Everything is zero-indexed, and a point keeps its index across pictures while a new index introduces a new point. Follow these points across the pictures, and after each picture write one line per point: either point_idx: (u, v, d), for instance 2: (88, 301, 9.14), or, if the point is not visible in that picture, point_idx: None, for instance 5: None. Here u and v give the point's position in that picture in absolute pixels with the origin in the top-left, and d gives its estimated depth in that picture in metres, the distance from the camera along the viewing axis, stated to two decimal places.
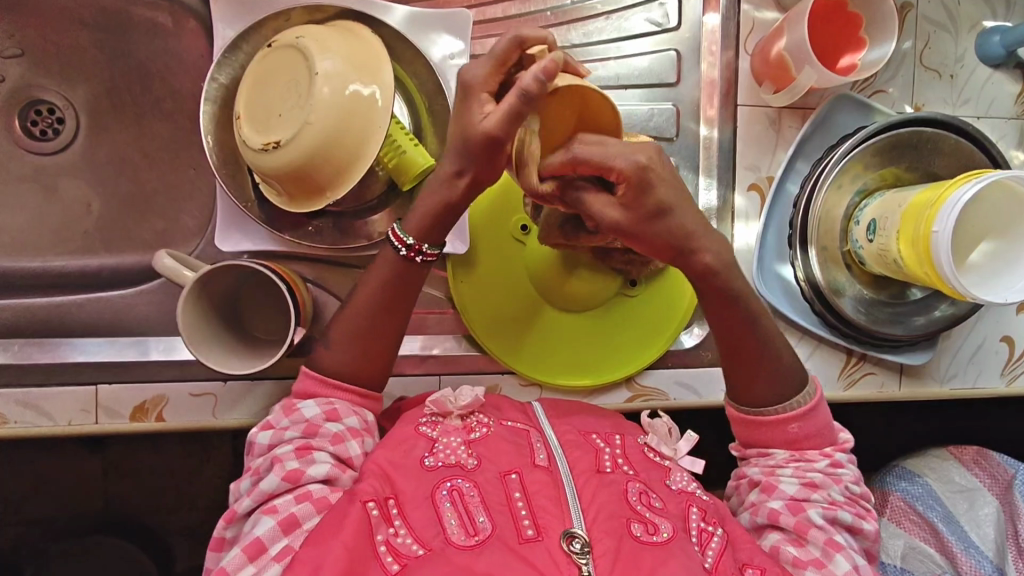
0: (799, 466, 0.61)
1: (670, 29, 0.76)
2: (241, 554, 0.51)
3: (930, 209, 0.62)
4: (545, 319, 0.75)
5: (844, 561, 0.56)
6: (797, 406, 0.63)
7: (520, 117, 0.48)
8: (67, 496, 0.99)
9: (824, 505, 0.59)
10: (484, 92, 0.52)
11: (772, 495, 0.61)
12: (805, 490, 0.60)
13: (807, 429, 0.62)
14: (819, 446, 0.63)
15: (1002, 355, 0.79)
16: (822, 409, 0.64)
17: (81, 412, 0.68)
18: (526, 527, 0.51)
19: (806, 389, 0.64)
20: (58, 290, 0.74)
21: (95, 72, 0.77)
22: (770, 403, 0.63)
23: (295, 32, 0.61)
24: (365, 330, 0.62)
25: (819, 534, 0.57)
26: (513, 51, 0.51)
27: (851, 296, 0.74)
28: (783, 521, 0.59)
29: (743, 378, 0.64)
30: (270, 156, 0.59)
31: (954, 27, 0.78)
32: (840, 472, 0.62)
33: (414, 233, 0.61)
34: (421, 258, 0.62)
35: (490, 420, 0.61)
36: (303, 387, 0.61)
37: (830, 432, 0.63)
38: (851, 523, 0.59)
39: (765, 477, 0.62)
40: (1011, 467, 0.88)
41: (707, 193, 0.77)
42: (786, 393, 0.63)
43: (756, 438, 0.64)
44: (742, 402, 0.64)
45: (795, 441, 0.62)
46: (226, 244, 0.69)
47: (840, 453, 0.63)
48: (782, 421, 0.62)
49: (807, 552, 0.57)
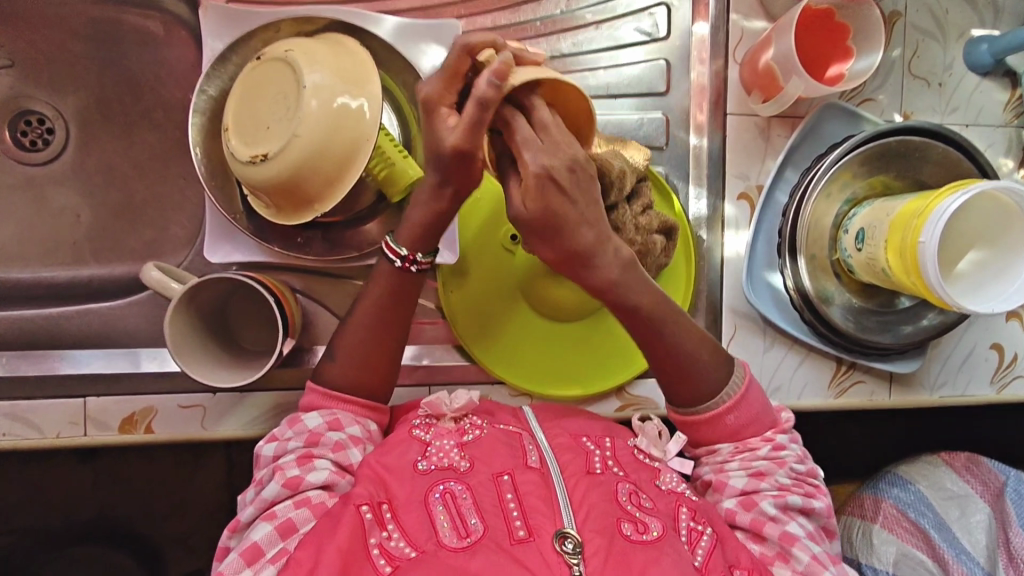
0: (744, 457, 0.61)
1: (660, 39, 0.76)
2: (240, 558, 0.51)
3: (917, 219, 0.62)
4: (535, 330, 0.75)
5: (804, 553, 0.56)
6: (731, 394, 0.62)
7: (481, 125, 0.47)
8: (59, 505, 0.99)
9: (774, 494, 0.59)
10: (443, 104, 0.50)
11: (724, 493, 0.61)
12: (753, 481, 0.60)
13: (743, 419, 0.62)
14: (760, 431, 0.62)
15: (992, 362, 0.80)
16: (754, 393, 0.63)
17: (69, 425, 0.68)
18: (518, 527, 0.51)
19: (735, 374, 0.63)
20: (48, 300, 0.74)
21: (84, 82, 0.77)
22: (704, 400, 0.62)
23: (284, 44, 0.61)
24: (354, 346, 0.62)
25: (775, 529, 0.57)
26: (465, 60, 0.49)
27: (840, 304, 0.74)
28: (740, 519, 0.59)
29: (688, 386, 0.62)
30: (259, 168, 0.59)
31: (942, 36, 0.78)
32: (783, 455, 0.61)
33: (407, 244, 0.61)
34: (415, 268, 0.62)
35: (483, 422, 0.62)
36: (309, 402, 0.61)
37: (766, 414, 0.63)
38: (803, 505, 0.59)
39: (714, 476, 0.62)
40: (1002, 474, 0.89)
41: (698, 202, 0.77)
42: (721, 380, 0.62)
43: (703, 438, 0.63)
44: (680, 405, 0.63)
45: (736, 433, 0.62)
46: (215, 256, 0.69)
47: (781, 435, 0.62)
48: (719, 414, 0.61)
49: (769, 548, 0.58)
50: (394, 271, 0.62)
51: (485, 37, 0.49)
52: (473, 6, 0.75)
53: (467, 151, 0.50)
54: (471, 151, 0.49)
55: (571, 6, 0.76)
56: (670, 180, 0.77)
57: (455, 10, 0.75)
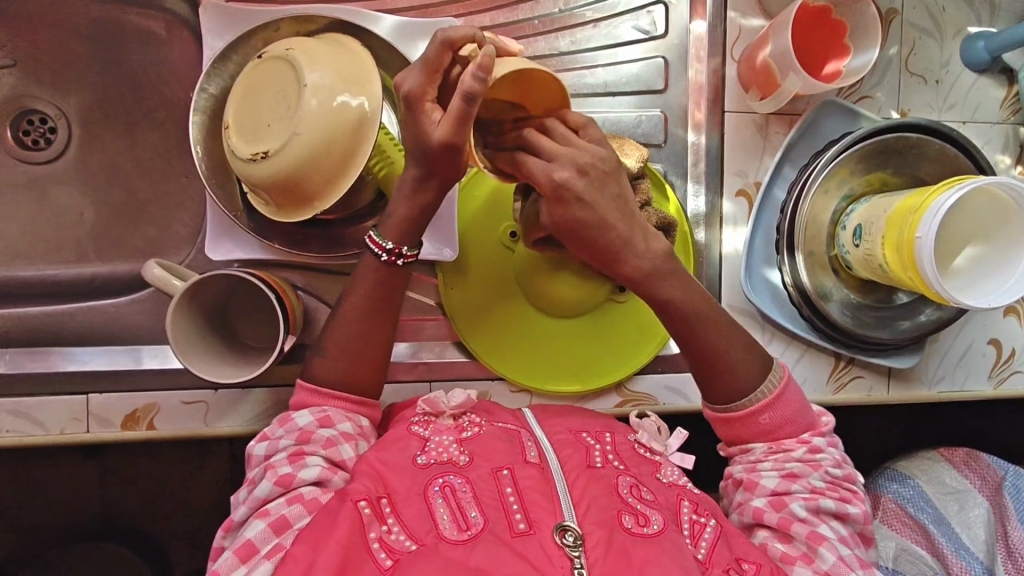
0: (777, 458, 0.61)
1: (658, 37, 0.77)
2: (234, 556, 0.51)
3: (913, 215, 0.62)
4: (536, 326, 0.75)
5: (830, 553, 0.56)
6: (765, 394, 0.62)
7: (466, 117, 0.50)
8: (62, 503, 0.99)
9: (806, 497, 0.59)
10: (428, 99, 0.53)
11: (755, 493, 0.61)
12: (786, 482, 0.60)
13: (778, 419, 0.62)
14: (794, 433, 0.62)
15: (990, 357, 0.80)
16: (793, 393, 0.63)
17: (72, 421, 0.68)
18: (519, 521, 0.51)
19: (773, 373, 0.64)
20: (51, 298, 0.74)
21: (86, 81, 0.77)
22: (742, 396, 0.63)
23: (284, 43, 0.61)
24: (357, 342, 0.63)
25: (803, 528, 0.57)
26: (447, 53, 0.52)
27: (838, 300, 0.75)
28: (767, 518, 0.59)
29: (726, 382, 0.63)
30: (259, 166, 0.59)
31: (938, 33, 0.78)
32: (819, 458, 0.61)
33: (392, 238, 0.62)
34: (400, 261, 0.63)
35: (482, 420, 0.62)
36: (298, 398, 0.61)
37: (803, 417, 0.63)
38: (836, 509, 0.59)
39: (747, 475, 0.62)
40: (1000, 468, 0.89)
41: (695, 199, 0.78)
42: (757, 379, 0.63)
43: (738, 436, 0.64)
44: (718, 403, 0.64)
45: (772, 432, 0.62)
46: (216, 254, 0.70)
47: (817, 438, 0.62)
48: (754, 413, 0.62)
49: (795, 547, 0.57)
50: (380, 266, 0.63)
51: (464, 32, 0.52)
52: (471, 5, 0.76)
53: (457, 144, 0.52)
54: (460, 142, 0.52)
55: (569, 5, 0.76)
56: (668, 177, 0.77)
57: (454, 9, 0.76)
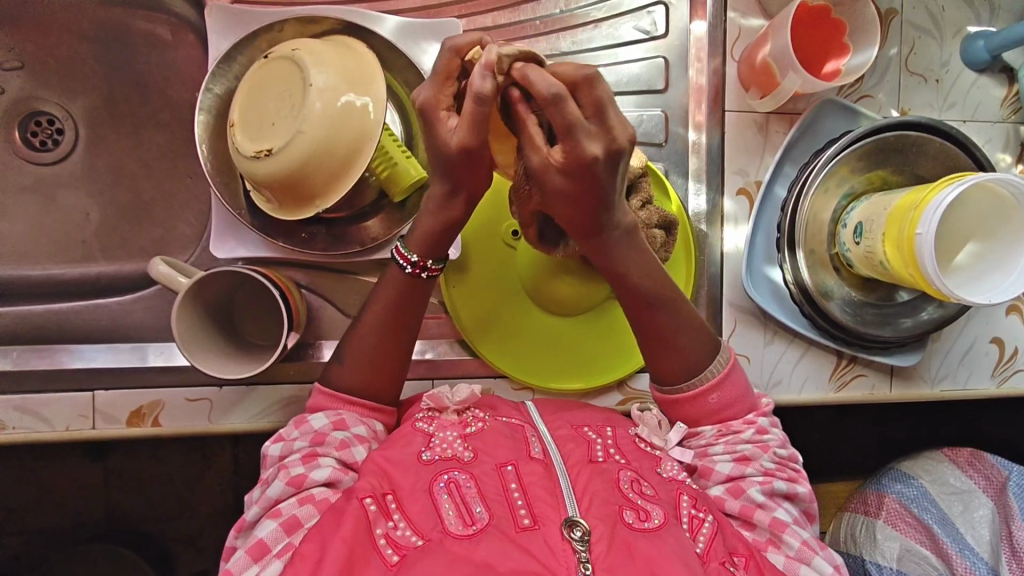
0: (727, 441, 0.61)
1: (658, 37, 0.77)
2: (246, 555, 0.52)
3: (914, 211, 0.62)
4: (539, 324, 0.76)
5: (794, 539, 0.57)
6: (714, 375, 0.63)
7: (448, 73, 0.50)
8: (67, 503, 1.00)
9: (760, 480, 0.59)
10: (442, 107, 0.50)
11: (711, 480, 0.61)
12: (739, 466, 0.60)
13: (726, 399, 0.63)
14: (740, 414, 0.63)
15: (992, 356, 0.80)
16: (737, 375, 0.64)
17: (79, 418, 0.68)
18: (523, 516, 0.51)
19: (721, 355, 0.64)
20: (58, 298, 0.75)
21: (93, 84, 0.78)
22: (687, 377, 0.63)
23: (291, 44, 0.62)
24: (365, 351, 0.63)
25: (765, 516, 0.57)
26: (455, 61, 0.50)
27: (839, 298, 0.75)
28: (729, 506, 0.59)
29: (674, 359, 0.63)
30: (261, 163, 0.60)
31: (938, 33, 0.79)
32: (766, 439, 0.62)
33: (418, 251, 0.62)
34: (424, 275, 0.63)
35: (486, 415, 0.62)
36: (315, 403, 0.62)
37: (748, 398, 0.64)
38: (788, 490, 0.60)
39: (700, 461, 0.62)
40: (1005, 469, 0.88)
41: (697, 197, 0.78)
42: (703, 362, 0.63)
43: (685, 416, 0.64)
44: (665, 383, 0.64)
45: (717, 412, 0.63)
46: (220, 251, 0.70)
47: (762, 419, 0.63)
48: (702, 393, 0.62)
49: (761, 534, 0.58)
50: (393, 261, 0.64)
51: (471, 39, 0.50)
52: (474, 6, 0.76)
53: (473, 146, 0.49)
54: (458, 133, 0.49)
55: (571, 6, 0.77)
56: (670, 176, 0.78)
57: (456, 11, 0.76)
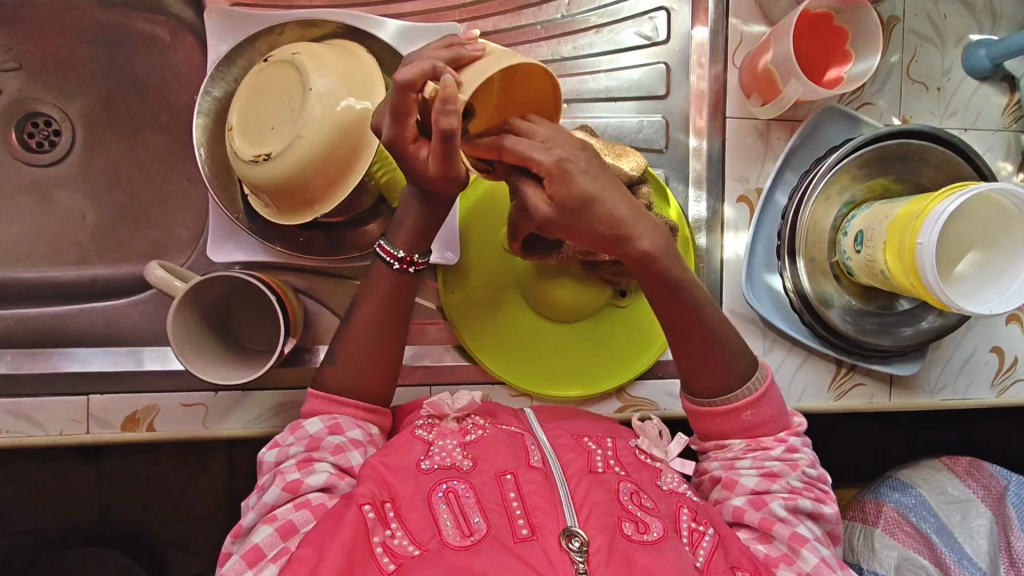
0: (755, 456, 0.61)
1: (660, 43, 0.77)
2: (241, 560, 0.51)
3: (915, 220, 0.62)
4: (536, 331, 0.75)
5: (811, 554, 0.56)
6: (751, 392, 0.62)
7: (404, 110, 0.49)
8: (62, 504, 0.99)
9: (784, 496, 0.58)
10: (410, 141, 0.52)
11: (733, 491, 0.60)
12: (765, 481, 0.59)
13: (760, 417, 0.62)
14: (774, 431, 0.62)
15: (992, 365, 0.80)
16: (773, 394, 0.63)
17: (72, 423, 0.68)
18: (521, 526, 0.51)
19: (756, 375, 0.63)
20: (54, 300, 0.75)
21: (90, 86, 0.78)
22: (723, 393, 0.62)
23: (292, 48, 0.62)
24: (362, 359, 0.63)
25: (785, 529, 0.57)
26: (410, 97, 0.49)
27: (838, 307, 0.75)
28: (748, 517, 0.58)
29: (707, 376, 0.62)
30: (259, 168, 0.60)
31: (940, 41, 0.79)
32: (796, 457, 0.61)
33: (404, 246, 0.63)
34: (413, 268, 0.63)
35: (486, 423, 0.61)
36: (310, 407, 0.61)
37: (783, 416, 0.63)
38: (812, 509, 0.59)
39: (724, 473, 0.61)
40: (1003, 478, 0.88)
41: (696, 204, 0.78)
42: (738, 380, 0.62)
43: (714, 430, 0.63)
44: (696, 395, 0.63)
45: (752, 429, 0.62)
46: (218, 257, 0.70)
47: (794, 437, 0.62)
48: (736, 410, 0.61)
49: (776, 548, 0.57)
50: (391, 272, 0.63)
51: (421, 68, 0.47)
52: (474, 10, 0.76)
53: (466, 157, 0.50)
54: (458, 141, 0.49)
55: (572, 10, 0.77)
56: (670, 182, 0.77)
57: (458, 15, 0.76)
